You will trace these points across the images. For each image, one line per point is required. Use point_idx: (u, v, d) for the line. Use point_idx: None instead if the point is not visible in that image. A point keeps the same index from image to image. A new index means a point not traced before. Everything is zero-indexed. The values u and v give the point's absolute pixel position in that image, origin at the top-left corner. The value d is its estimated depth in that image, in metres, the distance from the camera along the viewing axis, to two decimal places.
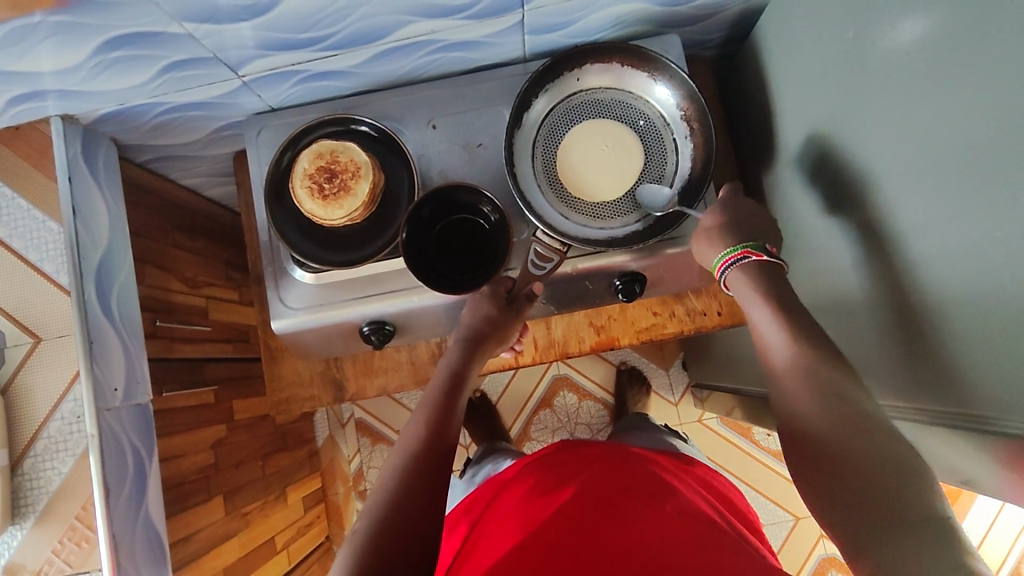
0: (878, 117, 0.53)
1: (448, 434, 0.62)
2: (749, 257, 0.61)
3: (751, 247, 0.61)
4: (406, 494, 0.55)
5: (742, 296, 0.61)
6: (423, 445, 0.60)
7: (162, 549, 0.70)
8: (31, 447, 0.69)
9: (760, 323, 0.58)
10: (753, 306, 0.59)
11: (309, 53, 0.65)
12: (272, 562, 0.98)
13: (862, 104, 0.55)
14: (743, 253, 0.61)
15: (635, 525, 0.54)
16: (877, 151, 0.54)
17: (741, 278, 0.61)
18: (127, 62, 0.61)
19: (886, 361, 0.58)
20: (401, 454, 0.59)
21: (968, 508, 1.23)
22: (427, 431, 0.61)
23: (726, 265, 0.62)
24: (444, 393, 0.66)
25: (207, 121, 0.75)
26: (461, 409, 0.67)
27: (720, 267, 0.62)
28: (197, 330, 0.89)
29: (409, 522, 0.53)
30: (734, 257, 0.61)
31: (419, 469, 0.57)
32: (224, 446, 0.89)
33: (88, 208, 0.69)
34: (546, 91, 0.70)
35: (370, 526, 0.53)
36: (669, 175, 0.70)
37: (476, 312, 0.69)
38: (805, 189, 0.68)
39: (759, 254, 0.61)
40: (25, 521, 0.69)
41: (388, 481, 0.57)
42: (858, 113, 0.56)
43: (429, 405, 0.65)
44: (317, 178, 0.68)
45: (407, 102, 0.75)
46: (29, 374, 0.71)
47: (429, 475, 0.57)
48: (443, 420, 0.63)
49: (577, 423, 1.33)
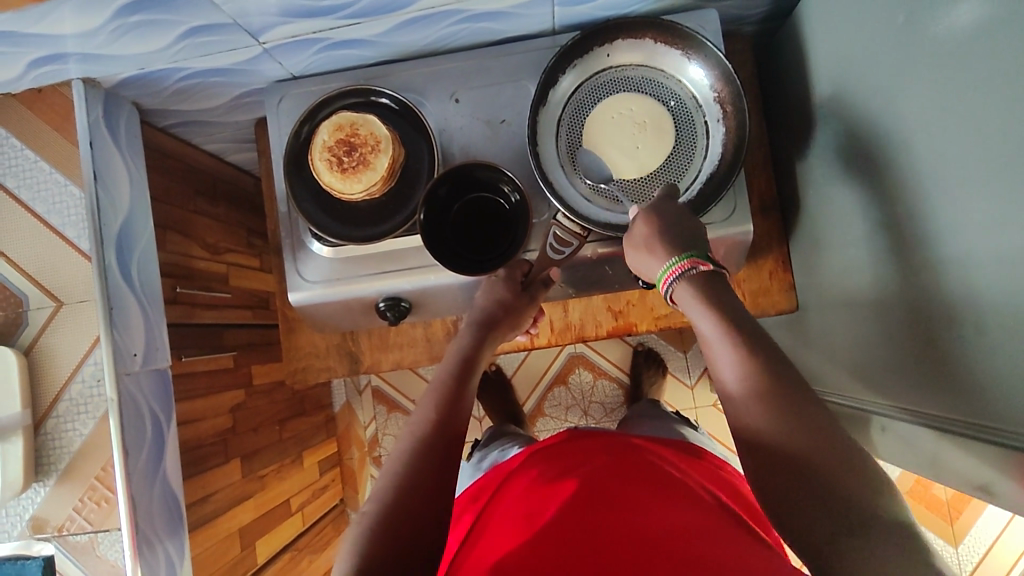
0: (928, 108, 0.49)
1: (458, 416, 0.61)
2: (696, 267, 0.52)
3: (698, 256, 0.53)
4: (412, 481, 0.54)
5: (689, 309, 0.52)
6: (432, 432, 0.58)
7: (179, 509, 0.71)
8: (53, 407, 0.67)
9: (713, 346, 0.48)
10: (700, 315, 0.50)
11: (330, 21, 0.63)
12: (287, 523, 1.01)
13: (909, 94, 0.52)
14: (690, 263, 0.52)
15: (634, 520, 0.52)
16: (924, 143, 0.51)
17: (689, 289, 0.52)
18: (146, 27, 0.59)
19: (920, 365, 0.56)
20: (409, 442, 0.58)
21: (973, 517, 1.21)
22: (436, 417, 0.60)
23: (671, 279, 0.53)
24: (455, 373, 0.64)
25: (228, 87, 0.74)
26: (472, 388, 0.65)
27: (666, 280, 0.53)
28: (217, 297, 0.90)
29: (413, 516, 0.52)
30: (682, 268, 0.52)
31: (426, 454, 0.56)
32: (242, 411, 0.91)
33: (109, 174, 0.69)
34: (573, 68, 0.68)
35: (372, 520, 0.51)
36: (704, 138, 0.67)
37: (490, 294, 0.68)
38: (842, 178, 0.65)
39: (706, 263, 0.52)
40: (48, 479, 0.67)
41: (392, 469, 0.55)
42: (904, 102, 0.52)
43: (439, 390, 0.63)
44: (336, 150, 0.67)
45: (430, 74, 0.73)
46: (52, 336, 0.67)
47: (435, 463, 0.56)
48: (453, 405, 0.61)
49: (591, 401, 1.33)
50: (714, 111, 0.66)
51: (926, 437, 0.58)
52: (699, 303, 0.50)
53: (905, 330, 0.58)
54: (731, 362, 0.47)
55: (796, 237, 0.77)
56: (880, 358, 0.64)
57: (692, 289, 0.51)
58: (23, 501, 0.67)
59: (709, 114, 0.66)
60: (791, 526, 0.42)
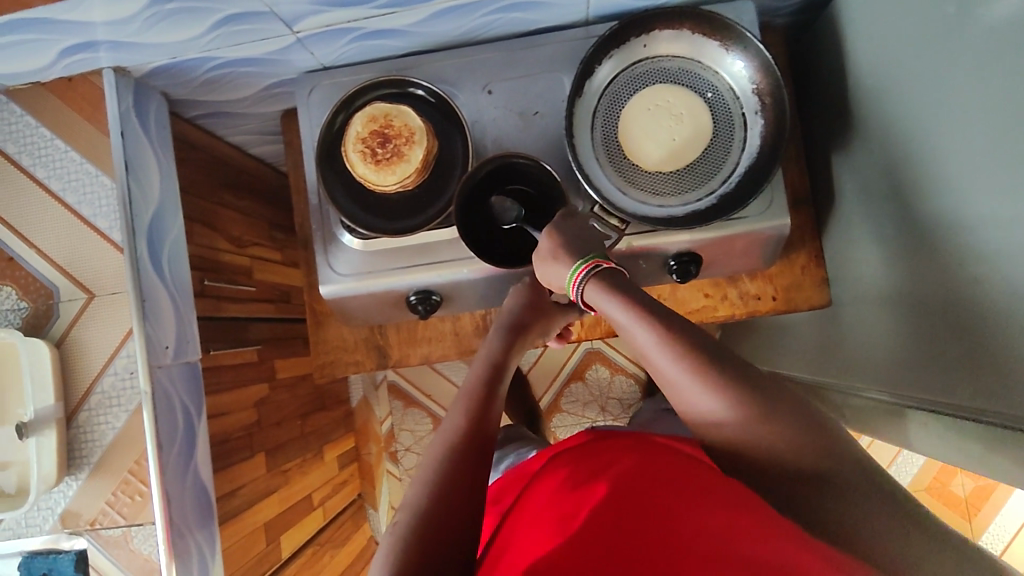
0: (975, 98, 0.48)
1: (489, 424, 0.60)
2: (599, 265, 0.57)
3: (599, 256, 0.58)
4: (446, 492, 0.53)
5: (602, 307, 0.56)
6: (464, 441, 0.58)
7: (210, 504, 0.71)
8: (85, 400, 0.66)
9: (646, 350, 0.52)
10: (613, 309, 0.54)
11: (365, 10, 0.62)
12: (309, 518, 1.01)
13: (954, 83, 0.51)
14: (593, 264, 0.57)
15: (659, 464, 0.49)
16: (969, 134, 0.50)
17: (598, 286, 0.56)
18: (180, 15, 0.59)
19: (957, 360, 0.55)
20: (440, 449, 0.57)
21: (995, 514, 1.19)
22: (465, 424, 0.59)
23: (580, 280, 0.57)
24: (484, 380, 0.64)
25: (258, 78, 0.73)
26: (501, 395, 0.65)
27: (575, 281, 0.58)
28: (242, 290, 0.89)
29: (448, 526, 0.51)
30: (587, 268, 0.57)
31: (459, 464, 0.56)
32: (266, 405, 0.91)
33: (140, 164, 0.68)
34: (609, 58, 0.67)
35: (406, 527, 0.51)
36: (742, 130, 0.66)
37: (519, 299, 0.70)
38: (879, 170, 0.64)
39: (606, 262, 0.58)
40: (80, 472, 0.66)
41: (425, 479, 0.54)
42: (948, 92, 0.51)
43: (468, 397, 0.62)
44: (369, 142, 0.66)
45: (462, 65, 0.72)
46: (83, 328, 0.67)
47: (469, 473, 0.55)
48: (483, 413, 0.61)
49: (609, 397, 1.33)
50: (752, 103, 0.65)
51: (957, 433, 0.56)
52: (659, 348, 0.50)
53: (943, 325, 0.57)
54: (705, 397, 0.48)
55: (831, 231, 0.77)
56: (913, 353, 0.63)
57: (599, 289, 0.56)
58: (55, 495, 0.66)
59: (747, 106, 0.65)
60: (819, 524, 0.43)
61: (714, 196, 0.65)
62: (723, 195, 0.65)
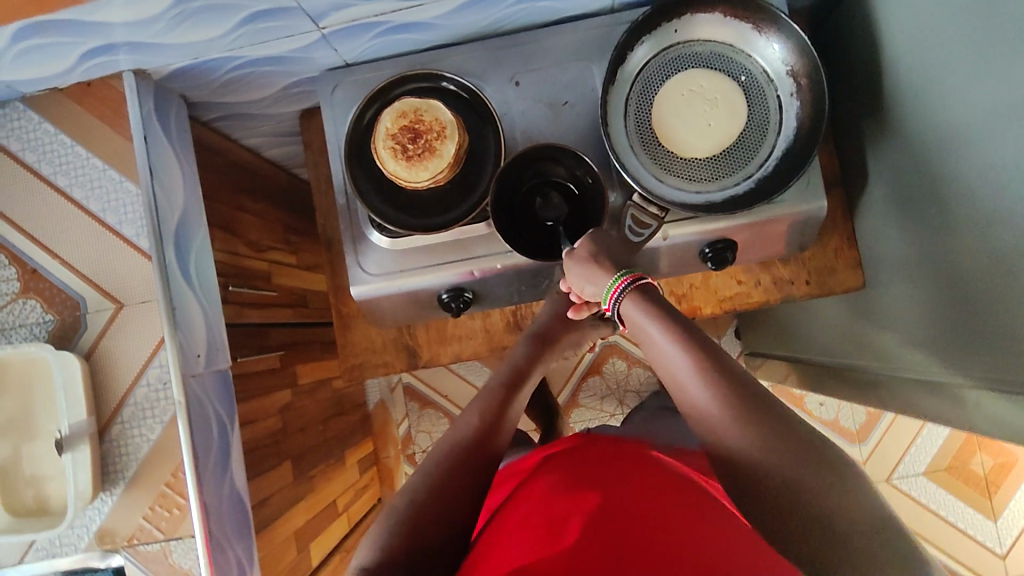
0: (1014, 74, 0.48)
1: (500, 426, 0.60)
2: (638, 279, 0.59)
3: (637, 272, 0.60)
4: (444, 480, 0.53)
5: (636, 321, 0.57)
6: (469, 436, 0.57)
7: (247, 517, 0.69)
8: (118, 413, 0.65)
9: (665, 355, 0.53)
10: (643, 322, 0.56)
11: (393, 3, 0.61)
12: (335, 525, 0.99)
13: (991, 60, 0.50)
14: (630, 278, 0.59)
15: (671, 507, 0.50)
16: (1009, 112, 0.49)
17: (633, 301, 0.58)
18: (206, 14, 0.57)
19: (1000, 339, 0.55)
20: (450, 443, 0.57)
21: (1013, 492, 1.21)
22: (480, 424, 0.59)
23: (616, 294, 0.59)
24: (504, 385, 0.64)
25: (279, 77, 0.72)
26: (518, 401, 0.64)
27: (613, 296, 0.59)
28: (263, 295, 0.88)
29: (438, 510, 0.51)
30: (623, 283, 0.59)
31: (461, 457, 0.56)
32: (290, 412, 0.89)
33: (162, 169, 0.66)
34: (641, 45, 0.66)
35: (407, 506, 0.51)
36: (777, 113, 0.65)
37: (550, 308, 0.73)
38: (911, 151, 0.64)
39: (646, 277, 0.60)
40: (115, 488, 0.64)
41: (425, 467, 0.55)
42: (987, 70, 0.51)
43: (484, 398, 0.62)
44: (400, 138, 0.65)
45: (489, 58, 0.71)
46: (113, 339, 0.65)
47: (469, 468, 0.55)
48: (495, 414, 0.60)
49: (626, 390, 1.32)
50: (786, 86, 0.65)
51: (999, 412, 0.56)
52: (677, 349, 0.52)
53: (985, 305, 0.57)
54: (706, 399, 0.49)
55: (862, 213, 0.76)
56: (951, 334, 0.62)
57: (637, 299, 0.58)
58: (89, 512, 0.65)
59: (782, 90, 0.65)
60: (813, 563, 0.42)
61: (752, 180, 0.65)
62: (761, 179, 0.65)
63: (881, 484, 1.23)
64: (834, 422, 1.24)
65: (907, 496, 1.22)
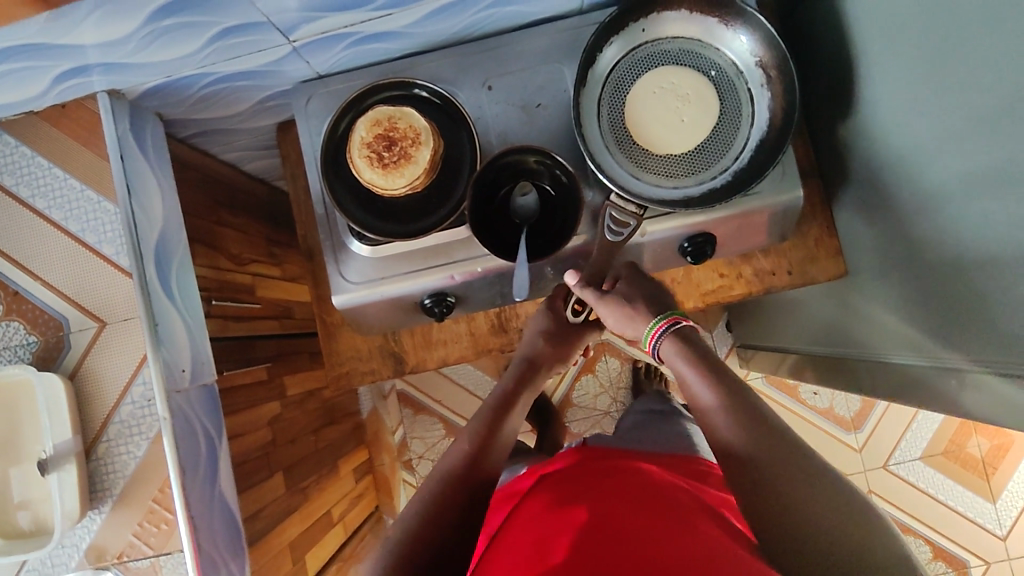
0: (974, 61, 0.48)
1: (492, 454, 0.61)
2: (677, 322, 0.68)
3: (679, 313, 0.68)
4: (439, 511, 0.54)
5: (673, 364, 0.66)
6: (464, 465, 0.59)
7: (238, 529, 0.69)
8: (104, 431, 0.65)
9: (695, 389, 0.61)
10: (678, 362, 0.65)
11: (363, 14, 0.61)
12: (330, 534, 0.99)
13: (952, 48, 0.51)
14: (669, 321, 0.68)
15: (655, 519, 0.51)
16: (974, 98, 0.50)
17: (670, 343, 0.67)
18: (175, 33, 0.57)
19: (981, 322, 0.55)
20: (440, 473, 0.58)
21: (1009, 474, 1.21)
22: (470, 449, 0.60)
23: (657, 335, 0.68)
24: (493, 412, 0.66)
25: (253, 90, 0.72)
26: (509, 427, 0.66)
27: (653, 337, 0.68)
28: (247, 308, 0.88)
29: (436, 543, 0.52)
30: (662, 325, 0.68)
31: (455, 486, 0.57)
32: (279, 423, 0.89)
33: (141, 187, 0.66)
34: (610, 44, 0.66)
35: (402, 533, 0.53)
36: (749, 106, 0.66)
37: (535, 328, 0.74)
38: (883, 139, 0.64)
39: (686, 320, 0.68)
40: (103, 505, 0.65)
41: (421, 497, 0.56)
42: (948, 58, 0.52)
43: (474, 427, 0.64)
44: (375, 146, 0.65)
45: (460, 63, 0.71)
46: (96, 358, 0.65)
47: (465, 497, 0.56)
48: (487, 443, 0.61)
49: (619, 387, 1.32)
50: (755, 80, 0.65)
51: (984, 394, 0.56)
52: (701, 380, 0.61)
53: (962, 289, 0.57)
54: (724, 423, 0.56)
55: (839, 202, 0.77)
56: (932, 319, 0.63)
57: (669, 338, 0.66)
58: (79, 530, 0.65)
59: (751, 83, 0.66)
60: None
61: (728, 173, 0.66)
62: (737, 172, 0.65)
63: (877, 470, 1.23)
64: (828, 411, 1.25)
65: (903, 481, 1.22)
